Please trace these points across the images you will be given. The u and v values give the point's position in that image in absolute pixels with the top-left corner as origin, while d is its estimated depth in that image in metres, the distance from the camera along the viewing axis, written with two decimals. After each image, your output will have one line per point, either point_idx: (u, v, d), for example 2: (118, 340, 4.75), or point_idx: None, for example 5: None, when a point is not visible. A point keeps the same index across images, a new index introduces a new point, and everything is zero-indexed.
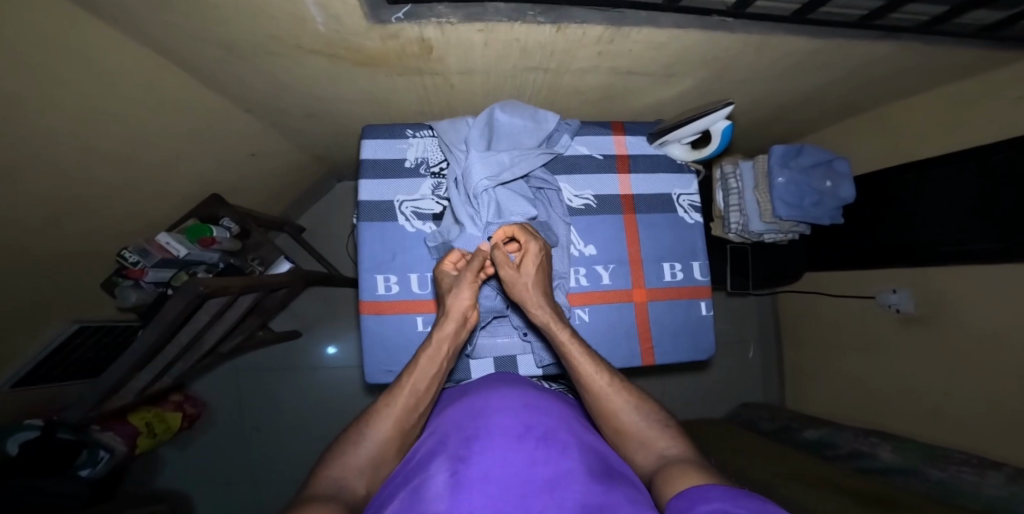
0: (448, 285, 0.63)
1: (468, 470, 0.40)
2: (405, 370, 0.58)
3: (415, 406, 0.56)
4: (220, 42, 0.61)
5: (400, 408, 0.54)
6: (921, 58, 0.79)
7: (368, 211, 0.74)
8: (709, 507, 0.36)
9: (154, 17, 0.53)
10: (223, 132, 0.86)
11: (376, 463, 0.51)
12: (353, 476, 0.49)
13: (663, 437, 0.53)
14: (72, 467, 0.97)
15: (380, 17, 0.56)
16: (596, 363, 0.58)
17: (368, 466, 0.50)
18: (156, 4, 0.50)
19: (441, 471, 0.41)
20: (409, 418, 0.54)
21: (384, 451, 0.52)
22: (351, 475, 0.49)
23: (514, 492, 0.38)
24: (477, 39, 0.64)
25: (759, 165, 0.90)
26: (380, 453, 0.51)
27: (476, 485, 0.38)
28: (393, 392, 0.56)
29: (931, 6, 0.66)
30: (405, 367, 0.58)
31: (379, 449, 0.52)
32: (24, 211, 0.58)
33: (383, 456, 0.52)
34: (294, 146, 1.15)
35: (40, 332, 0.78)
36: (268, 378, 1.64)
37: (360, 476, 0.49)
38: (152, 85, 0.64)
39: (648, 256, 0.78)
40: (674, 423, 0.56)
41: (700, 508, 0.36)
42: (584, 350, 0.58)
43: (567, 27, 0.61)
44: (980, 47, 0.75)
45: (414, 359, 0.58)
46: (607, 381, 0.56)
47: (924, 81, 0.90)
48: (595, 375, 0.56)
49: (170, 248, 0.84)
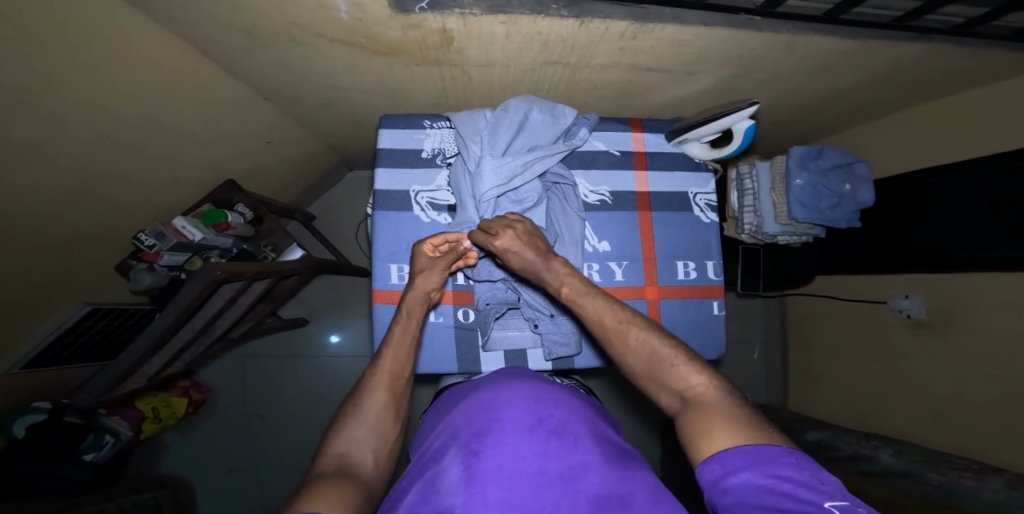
0: (421, 268, 0.63)
1: (482, 466, 0.40)
2: (382, 347, 0.58)
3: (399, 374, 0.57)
4: (240, 28, 0.60)
5: (387, 377, 0.56)
6: (948, 62, 0.77)
7: (384, 200, 0.74)
8: (738, 482, 0.36)
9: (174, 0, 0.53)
10: (239, 119, 0.86)
11: (376, 431, 0.51)
12: (356, 449, 0.49)
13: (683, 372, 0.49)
14: (77, 451, 0.96)
15: (403, 6, 0.56)
16: (599, 309, 0.55)
17: (370, 437, 0.50)
18: None
19: (457, 464, 0.41)
20: (398, 384, 0.56)
21: (382, 418, 0.53)
22: (354, 449, 0.48)
23: (528, 485, 0.38)
24: (499, 31, 0.63)
25: (776, 166, 0.90)
26: (378, 423, 0.52)
27: (490, 480, 0.38)
28: (377, 364, 0.57)
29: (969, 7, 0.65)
30: (384, 342, 0.59)
31: (377, 418, 0.52)
32: (47, 191, 0.59)
33: (381, 425, 0.52)
34: (308, 135, 1.15)
35: (51, 315, 0.78)
36: (274, 365, 1.66)
37: (363, 448, 0.49)
38: (169, 69, 0.64)
39: (663, 254, 0.78)
40: (695, 360, 0.50)
41: (729, 484, 0.36)
42: (584, 297, 0.56)
43: (591, 22, 0.60)
44: (1005, 52, 0.74)
45: (389, 334, 0.59)
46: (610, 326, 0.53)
47: (949, 84, 0.88)
48: (600, 320, 0.54)
49: (185, 232, 0.83)
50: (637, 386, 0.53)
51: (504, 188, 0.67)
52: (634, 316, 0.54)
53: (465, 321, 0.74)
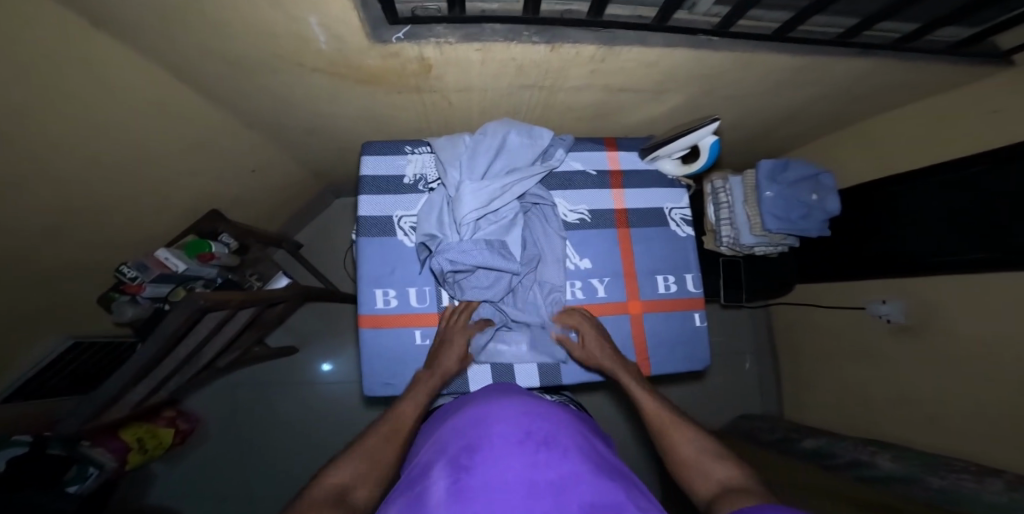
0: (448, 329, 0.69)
1: (470, 480, 0.39)
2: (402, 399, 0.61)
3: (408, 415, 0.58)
4: (226, 58, 0.63)
5: (402, 425, 0.56)
6: (897, 75, 0.83)
7: (368, 227, 0.75)
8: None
9: (158, 32, 0.55)
10: (225, 147, 0.88)
11: (378, 472, 0.50)
12: (353, 484, 0.47)
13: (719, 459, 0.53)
14: (61, 484, 0.85)
15: (381, 37, 0.59)
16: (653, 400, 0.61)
17: (371, 473, 0.49)
18: (162, 18, 0.52)
19: (444, 476, 0.41)
20: (409, 435, 0.56)
21: (386, 461, 0.51)
22: (352, 482, 0.47)
23: (519, 495, 0.38)
24: (474, 57, 0.67)
25: (747, 180, 0.93)
26: (384, 467, 0.51)
27: (480, 493, 0.38)
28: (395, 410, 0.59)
29: (900, 23, 0.73)
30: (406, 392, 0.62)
31: (383, 456, 0.52)
32: (31, 220, 0.59)
33: (383, 464, 0.51)
34: (294, 162, 1.17)
35: (30, 348, 0.74)
36: (262, 395, 1.62)
37: (361, 484, 0.48)
38: (155, 99, 0.66)
39: (643, 269, 0.79)
40: (730, 455, 0.54)
41: None
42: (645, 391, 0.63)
43: (562, 46, 0.64)
44: (948, 63, 0.80)
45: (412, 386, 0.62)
46: (659, 409, 0.60)
47: (903, 94, 0.94)
48: (654, 410, 0.60)
49: (168, 263, 0.84)
50: (673, 474, 0.55)
51: (484, 210, 0.68)
52: (682, 414, 0.60)
53: None
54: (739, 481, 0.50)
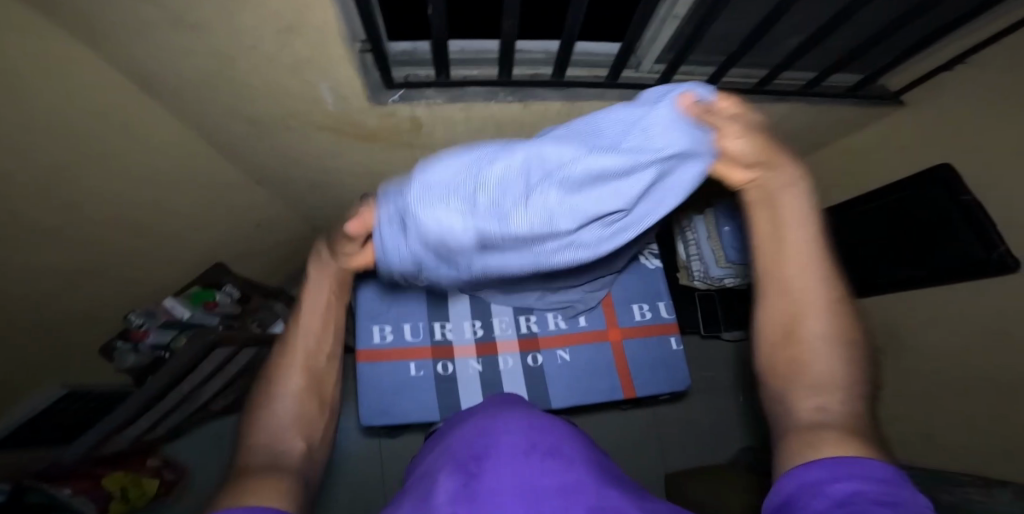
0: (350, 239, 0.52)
1: (477, 485, 0.34)
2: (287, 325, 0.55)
3: (318, 349, 0.55)
4: (242, 116, 0.74)
5: (300, 354, 0.53)
6: (813, 118, 0.99)
7: (367, 269, 0.81)
8: (840, 489, 0.27)
9: (189, 93, 0.67)
10: (229, 199, 0.97)
11: (302, 415, 0.49)
12: (282, 440, 0.45)
13: (846, 361, 0.42)
14: None
15: (379, 99, 0.72)
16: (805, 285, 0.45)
17: (294, 420, 0.48)
18: (198, 84, 0.64)
19: (451, 482, 0.35)
20: (314, 361, 0.53)
21: (302, 398, 0.50)
22: (278, 440, 0.45)
23: (525, 498, 0.32)
24: (460, 116, 0.79)
25: (707, 217, 1.02)
26: (301, 407, 0.50)
27: (487, 497, 0.32)
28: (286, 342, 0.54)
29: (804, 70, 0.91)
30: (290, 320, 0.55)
31: (295, 403, 0.50)
32: (57, 255, 0.66)
33: (305, 408, 0.50)
34: (296, 216, 1.25)
35: (25, 397, 0.74)
36: None
37: (288, 438, 0.46)
38: (173, 150, 0.76)
39: (619, 298, 0.86)
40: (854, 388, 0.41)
41: (833, 489, 0.27)
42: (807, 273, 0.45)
43: (532, 103, 0.77)
44: (851, 106, 0.97)
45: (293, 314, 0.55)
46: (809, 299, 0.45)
47: (826, 135, 1.10)
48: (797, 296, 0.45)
49: (175, 311, 0.89)
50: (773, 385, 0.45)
51: None
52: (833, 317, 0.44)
53: (444, 373, 0.78)
54: (851, 417, 0.39)
